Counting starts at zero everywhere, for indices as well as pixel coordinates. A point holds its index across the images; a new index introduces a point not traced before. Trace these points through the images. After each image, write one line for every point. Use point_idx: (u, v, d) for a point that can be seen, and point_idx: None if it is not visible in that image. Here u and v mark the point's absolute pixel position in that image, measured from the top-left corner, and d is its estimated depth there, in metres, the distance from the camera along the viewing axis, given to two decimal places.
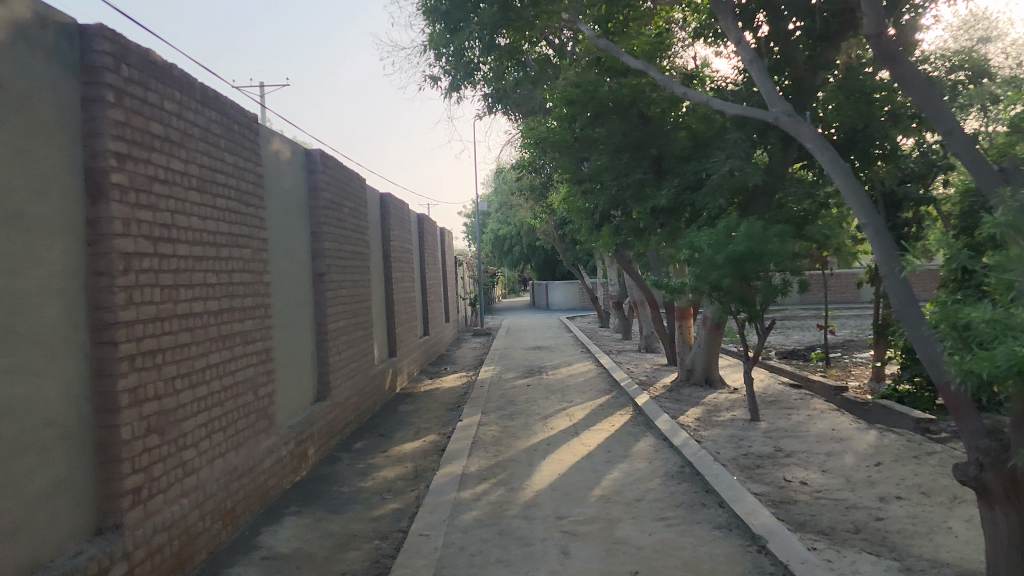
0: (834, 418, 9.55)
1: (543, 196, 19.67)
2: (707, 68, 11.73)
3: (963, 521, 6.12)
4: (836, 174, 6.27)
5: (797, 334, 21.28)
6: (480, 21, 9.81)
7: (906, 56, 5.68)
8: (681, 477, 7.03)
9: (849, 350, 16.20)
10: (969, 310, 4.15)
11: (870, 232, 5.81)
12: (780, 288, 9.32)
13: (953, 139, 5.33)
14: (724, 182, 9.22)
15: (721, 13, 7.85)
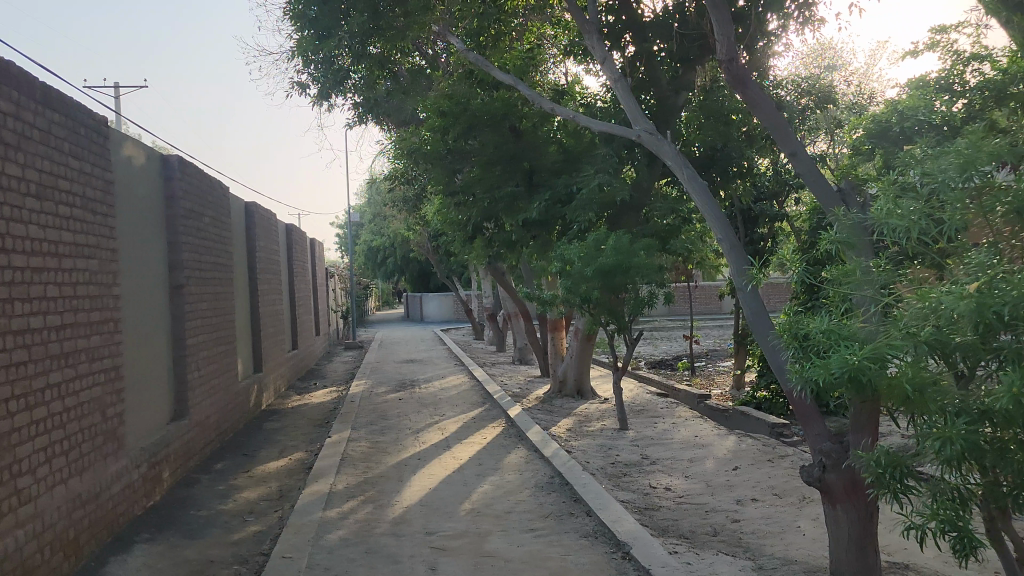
0: (696, 425, 9.92)
1: (417, 209, 19.56)
2: (578, 84, 12.02)
3: (811, 519, 6.48)
4: (693, 189, 6.51)
5: (665, 344, 22.04)
6: (351, 29, 9.72)
7: (754, 79, 5.90)
8: (550, 487, 7.11)
9: (712, 360, 16.93)
10: (809, 322, 4.56)
11: (725, 246, 6.05)
12: (646, 300, 9.59)
13: (798, 160, 5.69)
14: (593, 197, 9.45)
15: (587, 32, 8.03)
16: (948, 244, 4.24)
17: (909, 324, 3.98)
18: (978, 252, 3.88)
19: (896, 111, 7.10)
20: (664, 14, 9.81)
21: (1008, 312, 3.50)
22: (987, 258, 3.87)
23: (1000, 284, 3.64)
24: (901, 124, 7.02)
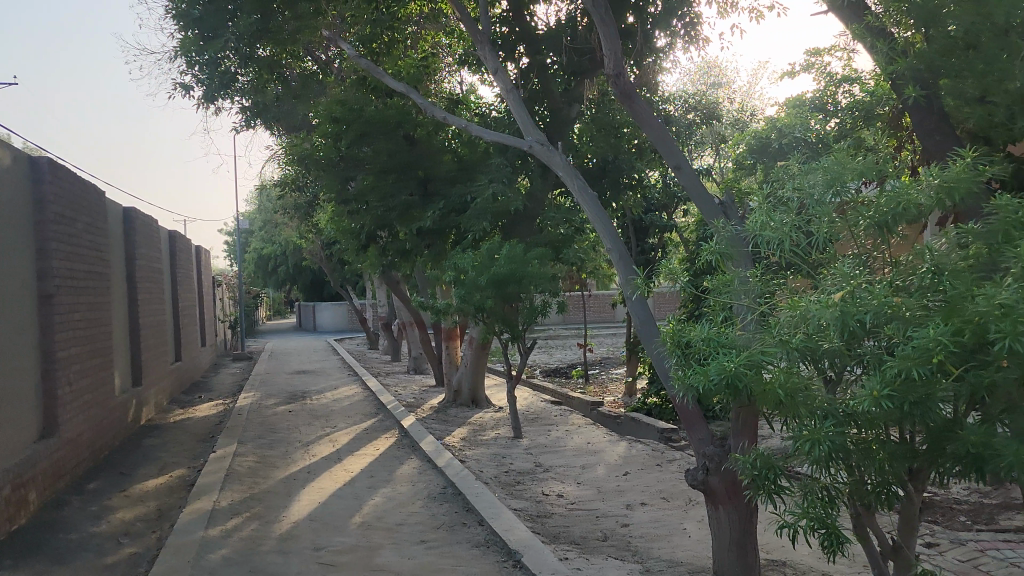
0: (589, 432, 10.10)
1: (309, 216, 19.14)
2: (473, 94, 12.08)
3: (696, 521, 6.69)
4: (584, 201, 6.62)
5: (559, 352, 22.32)
6: (238, 30, 9.43)
7: (640, 94, 6.06)
8: (443, 498, 7.06)
9: (605, 368, 17.28)
10: (691, 329, 4.69)
11: (615, 256, 6.19)
12: (540, 309, 9.83)
13: (682, 173, 5.87)
14: (487, 206, 9.49)
15: (480, 43, 8.06)
16: (817, 256, 4.55)
17: (782, 331, 4.24)
18: (843, 264, 4.24)
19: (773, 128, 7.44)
20: (557, 27, 9.97)
21: (869, 320, 3.89)
22: (851, 270, 4.23)
23: (861, 294, 4.01)
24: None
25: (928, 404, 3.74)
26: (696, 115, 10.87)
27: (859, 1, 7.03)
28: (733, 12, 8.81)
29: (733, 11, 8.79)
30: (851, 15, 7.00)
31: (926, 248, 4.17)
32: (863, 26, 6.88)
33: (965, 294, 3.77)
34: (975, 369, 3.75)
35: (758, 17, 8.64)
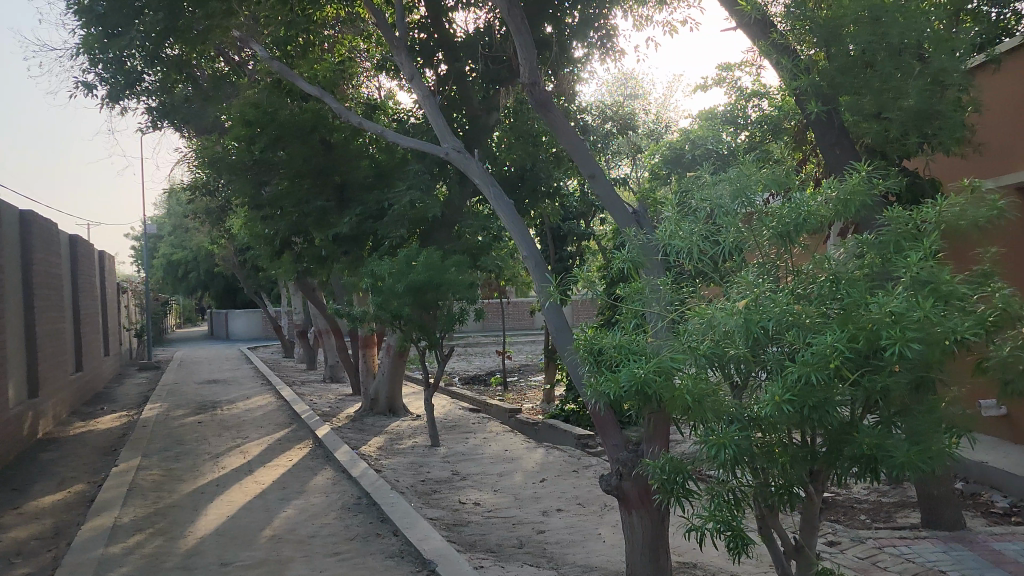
0: (506, 439, 10.12)
1: (221, 221, 18.61)
2: (391, 99, 11.98)
3: (610, 526, 6.77)
4: (500, 208, 6.64)
5: (478, 360, 22.30)
6: (144, 28, 9.11)
7: (555, 103, 6.13)
8: (357, 508, 6.95)
9: (524, 375, 17.36)
10: (602, 337, 4.73)
11: (531, 263, 6.24)
12: (458, 317, 9.78)
13: (597, 182, 5.97)
14: (405, 213, 9.41)
15: (396, 48, 7.99)
16: (724, 265, 4.69)
17: (689, 338, 4.34)
18: (748, 273, 4.38)
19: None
20: (473, 34, 10.01)
21: (771, 326, 4.03)
22: (755, 279, 4.37)
23: (764, 302, 4.15)
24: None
25: (826, 407, 3.89)
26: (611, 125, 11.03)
27: (765, 18, 7.24)
28: (648, 25, 9.00)
29: (648, 24, 8.97)
30: (758, 32, 7.19)
31: (826, 257, 4.35)
32: (767, 43, 7.10)
33: (859, 303, 3.96)
34: (869, 374, 3.93)
35: (672, 31, 8.84)
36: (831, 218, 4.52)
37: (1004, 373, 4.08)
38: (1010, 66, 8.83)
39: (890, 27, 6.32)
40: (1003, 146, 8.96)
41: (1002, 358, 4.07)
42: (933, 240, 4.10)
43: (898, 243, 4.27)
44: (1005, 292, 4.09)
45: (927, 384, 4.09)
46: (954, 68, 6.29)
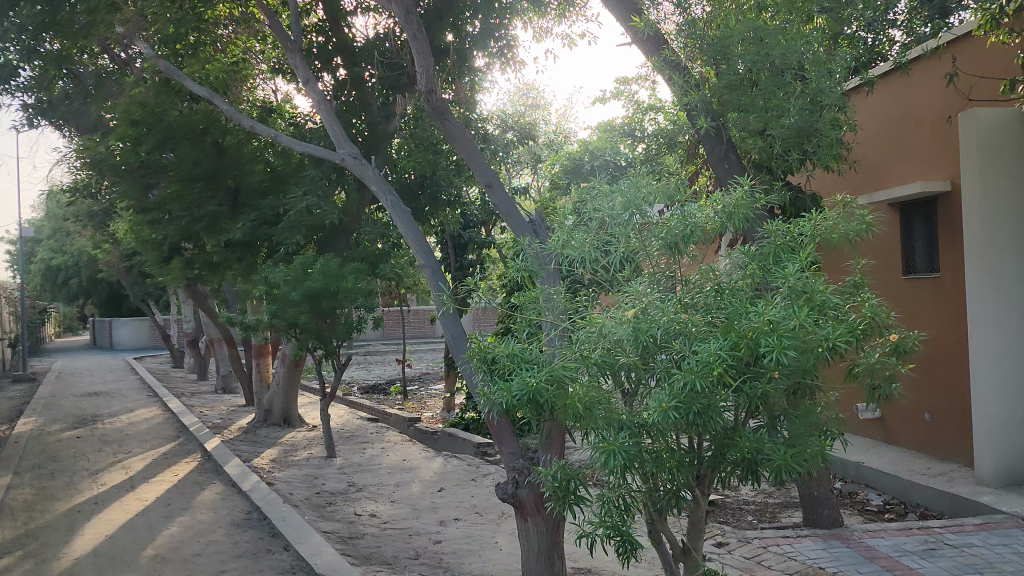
0: (405, 449, 10.03)
1: (105, 225, 17.73)
2: (288, 103, 11.73)
3: (507, 534, 6.80)
4: (397, 216, 6.58)
5: (378, 368, 22.01)
6: (20, 20, 8.61)
7: (452, 112, 6.17)
8: (247, 524, 6.73)
9: (423, 383, 17.22)
10: (495, 346, 4.73)
11: (427, 272, 6.22)
12: (355, 325, 9.65)
13: (494, 191, 6.03)
14: (301, 219, 9.22)
15: (290, 51, 7.83)
16: (614, 275, 4.79)
17: (581, 347, 4.40)
18: (637, 283, 4.49)
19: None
20: (372, 40, 9.99)
21: (660, 335, 4.15)
22: (643, 288, 4.48)
23: (652, 311, 4.26)
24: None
25: (709, 413, 4.01)
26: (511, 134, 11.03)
27: (658, 35, 7.30)
28: (547, 37, 9.12)
29: (547, 36, 9.10)
30: (652, 48, 7.28)
31: (712, 268, 4.50)
32: (658, 59, 7.22)
33: (739, 312, 4.12)
34: (750, 381, 4.09)
35: (570, 44, 8.99)
36: (717, 230, 4.68)
37: (872, 379, 4.33)
38: (883, 89, 9.39)
39: (773, 49, 6.68)
40: (877, 164, 9.51)
41: (870, 364, 4.32)
42: (808, 252, 4.34)
43: (777, 254, 4.48)
44: (872, 303, 4.36)
45: (803, 390, 4.29)
46: (829, 90, 6.72)
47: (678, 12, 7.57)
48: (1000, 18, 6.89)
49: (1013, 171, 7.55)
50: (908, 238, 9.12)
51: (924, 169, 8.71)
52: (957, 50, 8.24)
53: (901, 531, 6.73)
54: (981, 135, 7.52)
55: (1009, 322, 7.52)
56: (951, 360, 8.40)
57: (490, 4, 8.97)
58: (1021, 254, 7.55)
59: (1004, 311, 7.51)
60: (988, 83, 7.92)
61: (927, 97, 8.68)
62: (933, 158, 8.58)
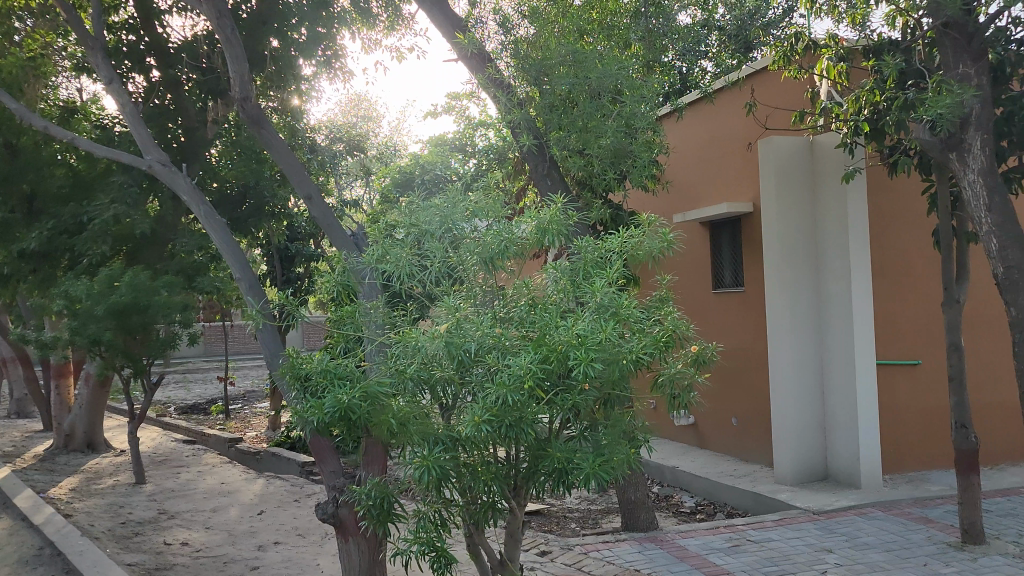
0: (224, 472, 9.56)
1: None
2: (95, 104, 10.91)
3: (330, 556, 6.62)
4: (211, 227, 6.30)
5: (198, 387, 20.84)
6: None
7: (269, 121, 6.18)
8: (37, 561, 6.15)
9: (249, 402, 16.48)
10: (308, 362, 4.59)
11: (244, 285, 5.98)
12: (167, 342, 9.26)
13: (313, 204, 6.08)
14: (107, 228, 8.64)
15: (91, 50, 7.36)
16: (431, 289, 4.80)
17: (396, 362, 4.37)
18: (452, 297, 4.53)
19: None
20: (189, 41, 9.59)
21: (473, 349, 4.18)
22: (458, 303, 4.52)
23: (465, 326, 4.30)
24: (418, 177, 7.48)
25: (521, 425, 4.08)
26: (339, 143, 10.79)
27: (484, 52, 7.41)
28: (376, 49, 9.06)
29: (376, 48, 9.04)
30: (476, 65, 7.37)
31: (526, 283, 4.63)
32: (482, 77, 7.33)
33: (551, 325, 4.24)
34: (561, 393, 4.21)
35: (399, 58, 8.98)
36: (532, 245, 4.81)
37: (672, 389, 4.59)
38: (691, 116, 10.07)
39: (590, 72, 7.03)
40: (688, 184, 10.15)
41: (670, 375, 4.58)
42: (615, 268, 4.57)
43: (587, 270, 4.68)
44: (673, 317, 4.64)
45: (612, 400, 4.49)
46: (641, 114, 7.18)
47: (501, 31, 7.61)
48: (790, 55, 7.57)
49: (805, 194, 8.26)
50: (716, 254, 9.77)
51: (728, 191, 9.38)
52: (754, 82, 8.98)
53: (709, 530, 7.14)
54: (777, 161, 8.18)
55: (801, 333, 8.20)
56: (753, 368, 9.06)
57: (316, 12, 8.71)
58: (814, 271, 8.27)
59: (796, 322, 8.19)
60: (782, 113, 8.65)
61: (730, 124, 9.37)
62: (735, 180, 9.26)
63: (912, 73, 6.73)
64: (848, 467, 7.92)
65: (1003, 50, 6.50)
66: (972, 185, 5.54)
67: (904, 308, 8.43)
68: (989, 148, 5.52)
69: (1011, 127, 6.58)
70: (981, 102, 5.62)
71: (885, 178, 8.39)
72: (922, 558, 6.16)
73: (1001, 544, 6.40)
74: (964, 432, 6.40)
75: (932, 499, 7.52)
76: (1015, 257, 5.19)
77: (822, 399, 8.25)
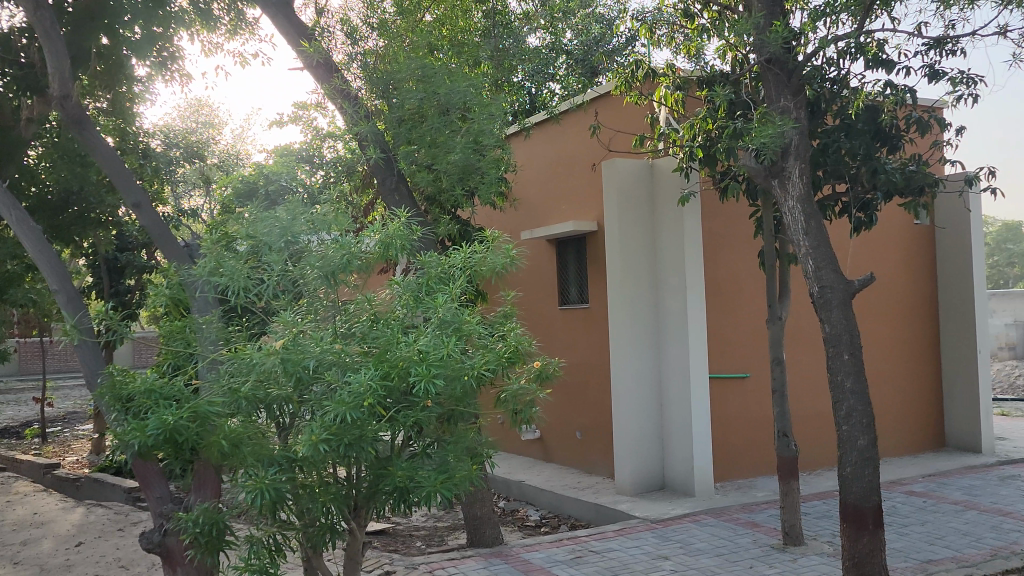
0: (38, 501, 8.77)
1: None
2: None
3: None
4: (23, 234, 5.77)
5: (8, 410, 18.98)
6: None
7: (93, 122, 5.84)
8: None
9: (69, 425, 15.21)
10: (131, 382, 4.29)
11: (62, 298, 5.52)
12: None
13: (142, 212, 5.74)
14: None
15: None
16: (269, 304, 4.61)
17: (229, 381, 4.15)
18: (289, 313, 4.36)
19: (260, 173, 6.29)
20: (2, 32, 8.81)
21: (312, 366, 4.04)
22: (296, 319, 4.37)
23: (303, 342, 4.15)
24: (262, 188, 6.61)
25: (361, 443, 3.97)
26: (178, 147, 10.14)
27: (329, 62, 7.27)
28: (217, 54, 8.68)
29: (217, 52, 8.68)
30: (323, 75, 7.18)
31: (368, 298, 4.55)
32: (328, 87, 7.15)
33: (393, 341, 4.17)
34: (403, 410, 4.15)
35: (242, 63, 8.64)
36: (376, 259, 4.73)
37: (515, 405, 4.64)
38: (539, 135, 10.32)
39: (439, 87, 7.10)
40: (535, 202, 10.36)
41: (513, 391, 4.62)
42: (458, 285, 4.58)
43: (431, 285, 4.66)
44: (516, 333, 4.69)
45: (455, 416, 4.47)
46: (490, 132, 7.26)
47: (349, 42, 7.55)
48: (631, 81, 7.92)
49: (645, 214, 8.63)
50: (562, 272, 10.02)
51: (573, 210, 9.67)
52: (598, 106, 9.33)
53: (553, 543, 7.24)
54: (619, 182, 8.49)
55: (642, 348, 8.52)
56: (596, 383, 9.34)
57: (152, 12, 8.08)
58: (653, 287, 8.64)
59: (637, 338, 8.50)
60: (624, 136, 9.01)
61: (576, 145, 9.66)
62: (580, 200, 9.54)
63: (740, 104, 7.20)
64: (684, 476, 8.29)
65: (819, 86, 7.04)
66: (792, 211, 5.96)
67: (734, 324, 8.96)
68: (806, 177, 5.97)
69: (826, 158, 7.13)
70: (799, 134, 6.08)
71: (717, 202, 8.91)
72: (748, 561, 6.53)
73: (817, 544, 6.89)
74: (786, 440, 6.86)
75: (757, 504, 8.00)
76: (829, 277, 5.62)
77: (660, 411, 8.61)
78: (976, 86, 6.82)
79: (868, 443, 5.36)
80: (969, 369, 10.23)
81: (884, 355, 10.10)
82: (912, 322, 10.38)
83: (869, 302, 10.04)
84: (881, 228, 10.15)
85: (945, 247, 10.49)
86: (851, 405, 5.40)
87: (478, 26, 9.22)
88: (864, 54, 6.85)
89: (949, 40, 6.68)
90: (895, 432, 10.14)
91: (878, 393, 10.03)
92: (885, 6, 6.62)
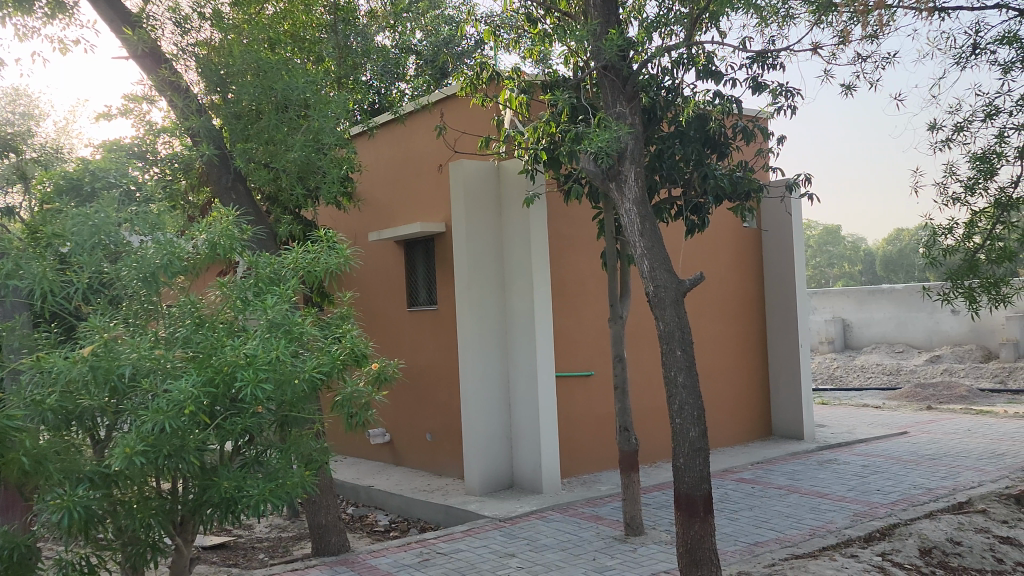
0: None
1: None
2: None
3: None
4: None
5: None
6: None
7: None
8: None
9: None
10: None
11: None
12: None
13: None
14: None
15: None
16: (83, 307, 4.27)
17: (31, 391, 3.74)
18: (102, 317, 4.06)
19: (84, 169, 5.33)
20: None
21: (128, 373, 3.74)
22: (109, 323, 4.04)
23: (117, 347, 3.83)
24: (90, 189, 5.17)
25: (182, 453, 3.74)
26: (4, 127, 9.22)
27: (156, 51, 6.96)
28: (34, 39, 8.00)
29: (34, 37, 8.00)
30: (150, 65, 6.87)
31: (191, 301, 4.33)
32: (157, 78, 6.82)
33: (215, 346, 3.95)
34: (231, 417, 3.95)
35: (61, 49, 7.99)
36: (203, 261, 4.52)
37: (349, 408, 4.54)
38: (385, 136, 10.24)
39: (276, 83, 6.86)
40: (382, 203, 10.26)
41: (347, 394, 4.52)
42: (289, 287, 4.46)
43: (260, 288, 4.49)
44: (352, 335, 4.64)
45: (289, 422, 4.31)
46: (330, 130, 7.15)
47: (179, 32, 7.19)
48: (476, 83, 8.09)
49: (490, 215, 8.70)
50: (409, 273, 9.96)
51: (420, 211, 9.62)
52: (444, 107, 9.35)
53: (400, 547, 7.15)
54: (465, 184, 8.51)
55: (489, 349, 8.58)
56: (444, 383, 9.34)
57: None
58: (500, 288, 8.72)
59: (485, 340, 8.55)
60: (470, 137, 9.07)
61: (421, 145, 9.64)
62: (427, 201, 9.51)
63: (581, 108, 7.38)
64: (531, 474, 8.42)
65: (654, 94, 7.33)
66: (628, 213, 6.15)
67: (577, 323, 9.19)
68: (641, 180, 6.19)
69: (661, 163, 7.45)
70: (634, 139, 6.31)
71: (561, 204, 9.11)
72: (591, 554, 6.70)
73: (656, 533, 7.17)
74: (626, 435, 7.10)
75: (600, 498, 8.24)
76: (662, 276, 5.81)
77: (508, 411, 8.70)
78: (793, 99, 7.32)
79: (699, 435, 5.58)
80: (792, 363, 10.99)
81: (716, 350, 10.69)
82: (741, 320, 11.03)
83: (703, 300, 10.59)
84: (713, 230, 10.73)
85: (771, 247, 11.22)
86: (683, 399, 5.60)
87: (321, 22, 9.01)
88: (695, 65, 7.21)
89: (770, 54, 7.14)
90: (726, 424, 10.74)
91: (713, 387, 10.60)
92: (711, 19, 6.98)
